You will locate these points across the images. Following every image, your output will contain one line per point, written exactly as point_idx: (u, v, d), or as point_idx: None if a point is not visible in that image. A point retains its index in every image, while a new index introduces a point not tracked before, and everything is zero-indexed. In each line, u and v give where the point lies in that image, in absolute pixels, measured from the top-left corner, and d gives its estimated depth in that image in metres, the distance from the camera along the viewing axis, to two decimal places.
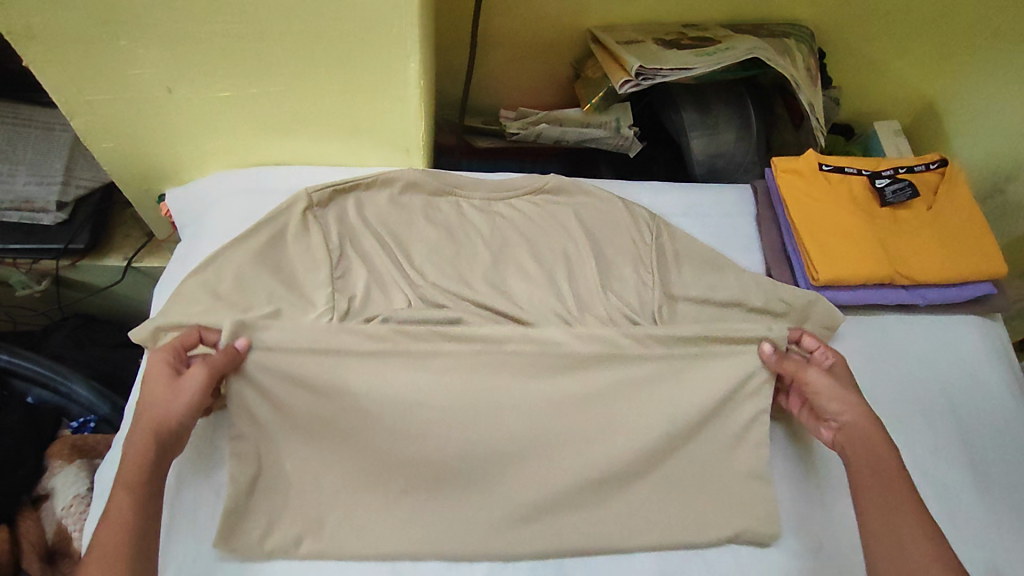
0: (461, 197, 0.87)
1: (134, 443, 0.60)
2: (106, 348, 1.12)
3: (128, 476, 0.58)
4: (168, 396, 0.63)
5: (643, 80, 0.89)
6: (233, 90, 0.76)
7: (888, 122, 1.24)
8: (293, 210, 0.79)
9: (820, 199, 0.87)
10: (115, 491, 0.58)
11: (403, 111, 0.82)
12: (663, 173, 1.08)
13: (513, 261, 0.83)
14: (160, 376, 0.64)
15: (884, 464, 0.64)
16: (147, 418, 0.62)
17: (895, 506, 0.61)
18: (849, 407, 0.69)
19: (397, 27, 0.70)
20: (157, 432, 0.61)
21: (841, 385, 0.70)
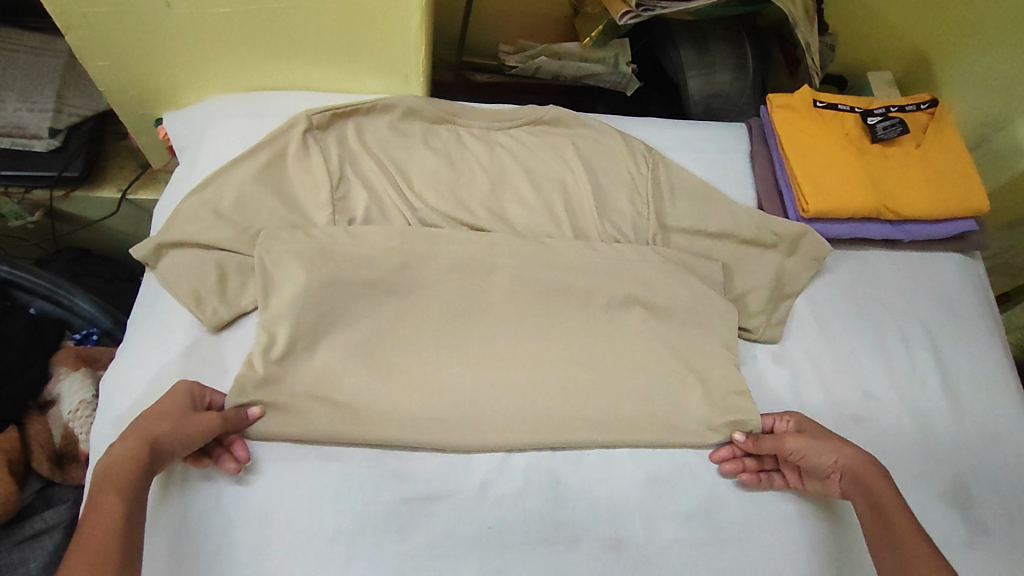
0: (459, 125, 0.87)
1: (123, 448, 0.55)
2: (105, 281, 1.12)
3: (119, 480, 0.53)
4: (181, 421, 0.59)
5: (643, 12, 0.89)
6: (233, 6, 0.76)
7: (881, 73, 1.29)
8: (293, 131, 0.79)
9: (814, 135, 0.88)
10: (102, 491, 0.52)
11: (405, 33, 0.82)
12: (659, 111, 1.09)
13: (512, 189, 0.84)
14: (174, 400, 0.61)
15: (891, 508, 0.62)
16: (144, 429, 0.57)
17: (903, 540, 0.59)
18: (839, 456, 0.67)
19: None
20: (152, 446, 0.56)
21: (823, 439, 0.68)
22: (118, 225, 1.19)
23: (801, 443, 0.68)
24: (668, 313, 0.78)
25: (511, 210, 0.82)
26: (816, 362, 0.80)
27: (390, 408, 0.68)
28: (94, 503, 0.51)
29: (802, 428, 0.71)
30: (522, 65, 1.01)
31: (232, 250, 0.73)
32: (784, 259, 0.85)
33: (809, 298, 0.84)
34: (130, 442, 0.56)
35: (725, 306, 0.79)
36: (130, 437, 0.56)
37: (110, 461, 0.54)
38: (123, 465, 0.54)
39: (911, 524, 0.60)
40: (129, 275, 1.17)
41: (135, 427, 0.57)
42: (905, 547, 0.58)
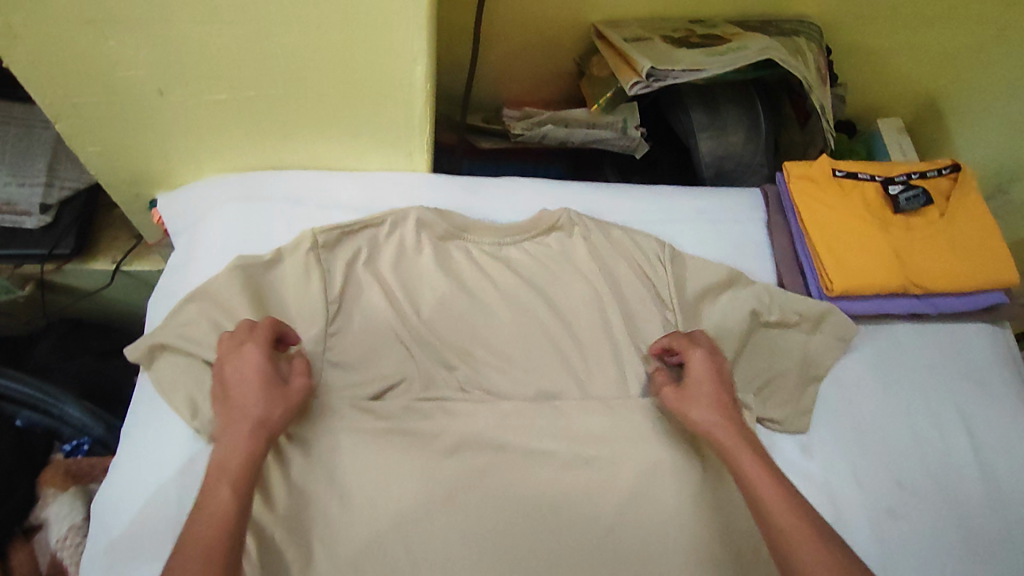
0: (469, 241, 0.82)
1: (235, 439, 0.57)
2: (96, 356, 1.09)
3: (232, 474, 0.55)
4: (268, 399, 0.60)
5: (655, 81, 0.85)
6: (230, 93, 0.72)
7: (890, 120, 1.28)
8: (298, 250, 0.75)
9: (834, 207, 0.84)
10: (217, 487, 0.54)
11: (409, 116, 0.78)
12: (668, 177, 1.05)
13: (519, 273, 0.81)
14: (247, 371, 0.61)
15: (756, 484, 0.58)
16: (251, 415, 0.58)
17: (773, 516, 0.55)
18: (700, 418, 0.65)
19: (403, 31, 0.65)
20: (254, 430, 0.58)
21: (689, 397, 0.67)
22: (112, 295, 1.16)
23: (669, 398, 0.68)
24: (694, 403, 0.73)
25: (520, 296, 0.79)
26: (846, 452, 0.76)
27: (399, 529, 0.63)
28: (209, 498, 0.53)
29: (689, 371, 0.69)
30: (528, 132, 0.98)
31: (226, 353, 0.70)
32: (804, 340, 0.81)
33: (832, 380, 0.81)
34: (241, 433, 0.57)
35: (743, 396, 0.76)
36: (234, 428, 0.58)
37: (224, 453, 0.56)
38: (234, 458, 0.56)
39: (778, 497, 0.57)
40: (122, 347, 1.14)
41: (234, 418, 0.58)
42: (773, 524, 0.55)
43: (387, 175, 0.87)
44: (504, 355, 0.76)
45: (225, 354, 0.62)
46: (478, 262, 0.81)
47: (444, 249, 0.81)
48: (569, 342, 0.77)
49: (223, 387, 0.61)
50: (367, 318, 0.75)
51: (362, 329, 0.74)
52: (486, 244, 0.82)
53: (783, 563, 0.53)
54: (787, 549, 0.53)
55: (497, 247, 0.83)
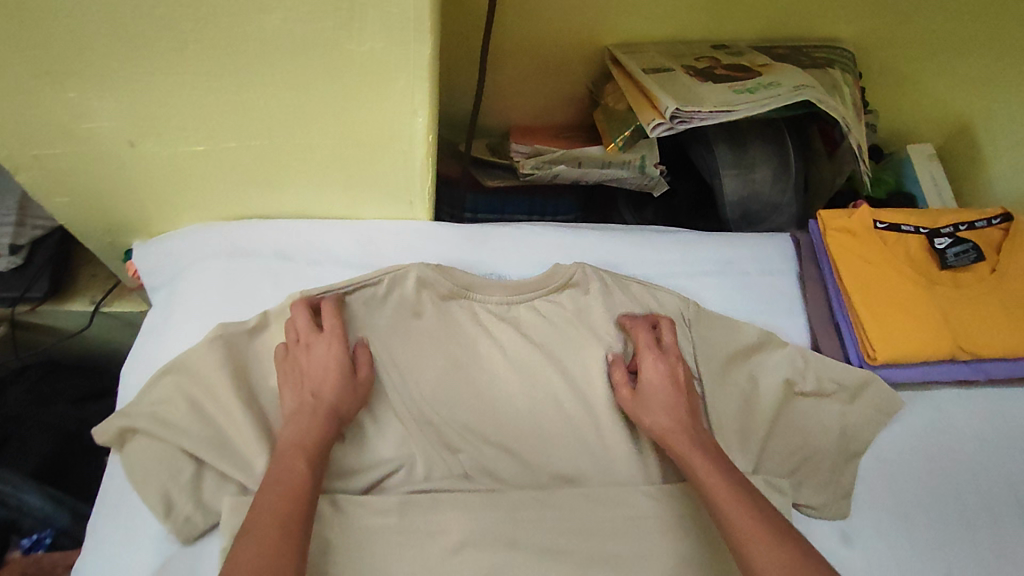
0: (474, 300, 0.75)
1: (308, 425, 0.60)
2: (70, 404, 1.01)
3: (307, 453, 0.58)
4: (340, 390, 0.64)
5: (679, 124, 0.77)
6: (208, 143, 0.65)
7: (919, 146, 1.20)
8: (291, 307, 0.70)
9: (874, 263, 0.77)
10: (295, 460, 0.57)
11: (408, 165, 0.70)
12: (685, 215, 0.98)
13: (530, 336, 0.74)
14: (321, 360, 0.65)
15: (710, 485, 0.58)
16: (325, 402, 0.62)
17: (727, 505, 0.56)
18: (660, 417, 0.66)
19: (402, 80, 0.58)
20: (326, 416, 0.62)
21: (649, 398, 0.68)
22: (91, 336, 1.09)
23: (630, 401, 0.69)
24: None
25: (530, 364, 0.72)
26: (889, 541, 0.69)
27: None
28: (288, 470, 0.56)
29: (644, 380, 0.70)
30: (539, 171, 0.90)
31: (209, 440, 0.63)
32: (840, 412, 0.74)
33: (874, 455, 0.74)
34: (317, 420, 0.61)
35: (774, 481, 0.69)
36: (308, 414, 0.61)
37: (298, 435, 0.59)
38: (308, 441, 0.59)
39: (729, 498, 0.56)
40: (98, 390, 1.06)
41: (308, 405, 0.62)
42: (727, 524, 0.54)
43: (385, 225, 0.79)
44: (513, 433, 0.69)
45: (301, 343, 0.66)
46: (486, 324, 0.74)
47: (449, 309, 0.74)
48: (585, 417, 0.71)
49: (295, 377, 0.64)
50: (361, 393, 0.68)
51: (357, 405, 0.67)
52: (495, 305, 0.75)
53: (738, 560, 0.52)
54: (738, 540, 0.53)
55: (506, 306, 0.75)
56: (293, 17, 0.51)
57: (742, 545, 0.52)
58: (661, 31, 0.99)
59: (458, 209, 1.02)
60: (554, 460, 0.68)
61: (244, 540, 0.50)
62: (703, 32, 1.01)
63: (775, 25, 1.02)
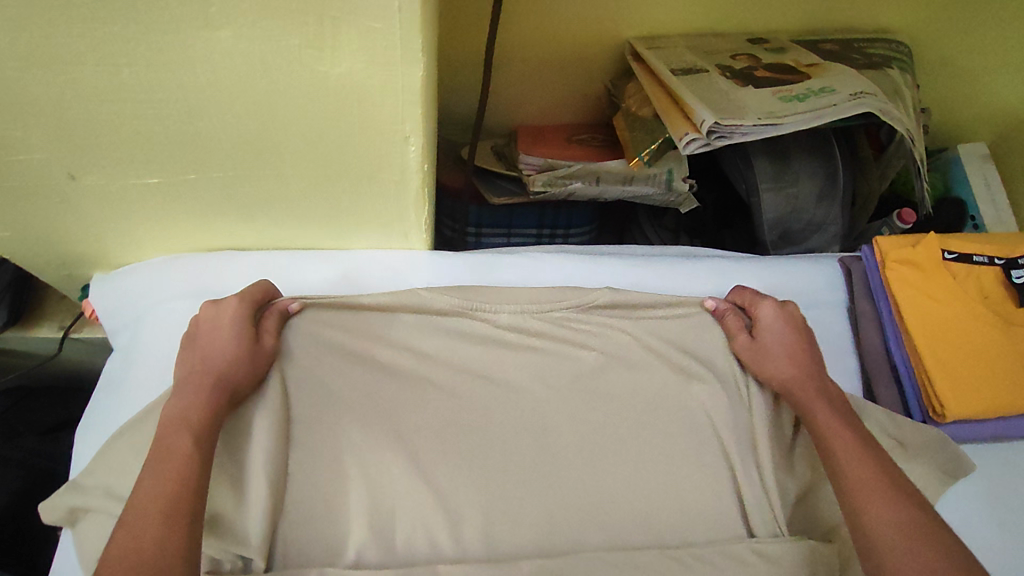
0: (479, 318, 0.65)
1: (194, 395, 0.51)
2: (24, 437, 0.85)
3: (191, 424, 0.49)
4: (228, 350, 0.55)
5: (717, 139, 0.67)
6: (164, 175, 0.55)
7: (972, 145, 1.07)
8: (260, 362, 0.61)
9: (944, 302, 0.66)
10: (175, 435, 0.48)
11: (401, 197, 0.59)
12: (712, 225, 0.91)
13: (546, 367, 0.63)
14: (220, 323, 0.57)
15: (830, 440, 0.54)
16: (209, 372, 0.53)
17: (852, 463, 0.52)
18: (783, 367, 0.61)
19: (389, 105, 0.47)
20: (214, 380, 0.53)
21: (772, 346, 0.63)
22: (61, 362, 0.97)
23: (748, 350, 0.64)
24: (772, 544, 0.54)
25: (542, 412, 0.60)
26: None
27: None
28: (170, 445, 0.47)
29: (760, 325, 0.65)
30: (551, 187, 0.80)
31: None
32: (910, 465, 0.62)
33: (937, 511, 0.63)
34: (201, 389, 0.52)
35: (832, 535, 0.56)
36: (191, 380, 0.53)
37: (182, 406, 0.51)
38: (189, 411, 0.50)
39: (854, 453, 0.52)
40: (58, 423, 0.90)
41: (196, 371, 0.53)
42: (849, 474, 0.51)
43: (378, 257, 0.69)
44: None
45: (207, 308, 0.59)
46: (492, 352, 0.63)
47: (451, 332, 0.64)
48: (618, 476, 0.58)
49: (189, 346, 0.56)
50: None
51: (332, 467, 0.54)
52: (500, 321, 0.65)
53: (850, 514, 0.49)
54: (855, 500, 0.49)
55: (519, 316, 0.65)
56: (247, 34, 0.41)
57: (858, 504, 0.49)
58: (688, 24, 0.88)
59: (461, 221, 0.91)
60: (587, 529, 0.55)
61: (125, 520, 0.42)
62: (736, 25, 0.89)
63: (817, 15, 0.90)
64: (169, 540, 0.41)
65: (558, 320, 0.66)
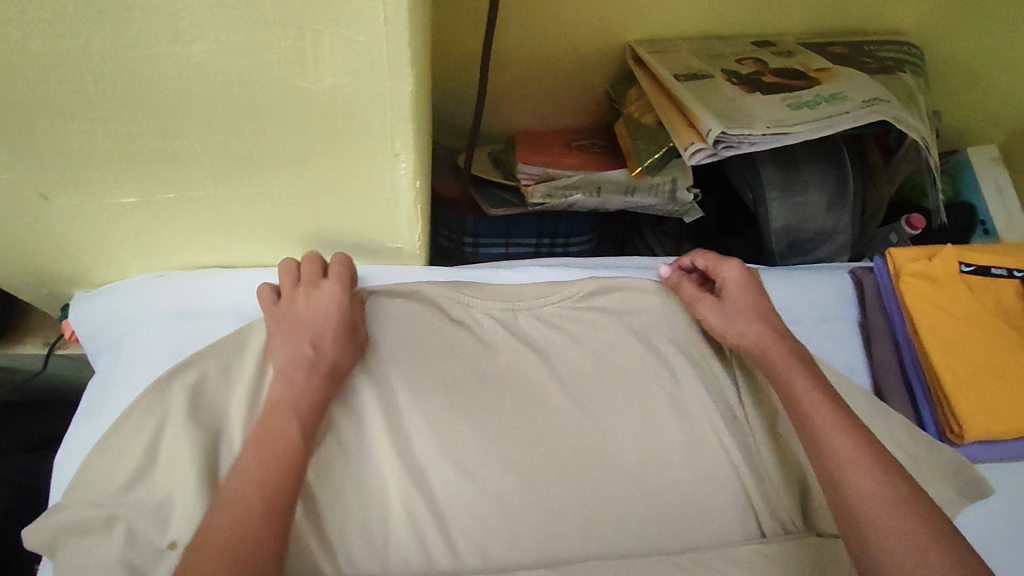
0: (474, 307, 0.66)
1: (300, 380, 0.52)
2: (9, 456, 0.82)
3: (299, 410, 0.50)
4: (341, 346, 0.56)
5: (724, 150, 0.64)
6: (142, 195, 0.52)
7: (980, 147, 1.04)
8: (236, 381, 0.57)
9: (963, 316, 0.63)
10: (281, 421, 0.48)
11: (392, 214, 0.56)
12: (717, 231, 0.87)
13: (546, 366, 0.63)
14: (321, 304, 0.57)
15: (799, 397, 0.52)
16: (314, 355, 0.53)
17: (830, 432, 0.48)
18: (749, 327, 0.60)
19: (377, 122, 0.45)
20: (327, 380, 0.53)
21: (736, 308, 0.62)
22: (50, 377, 0.93)
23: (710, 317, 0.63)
24: (778, 560, 0.52)
25: (543, 430, 0.59)
26: None
27: None
28: (282, 440, 0.47)
29: (726, 285, 0.64)
30: (551, 199, 0.77)
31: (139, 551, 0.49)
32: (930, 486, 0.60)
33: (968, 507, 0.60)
34: (308, 373, 0.52)
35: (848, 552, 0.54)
36: (305, 367, 0.53)
37: (289, 389, 0.51)
38: (300, 397, 0.51)
39: (829, 421, 0.49)
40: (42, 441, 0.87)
41: (302, 353, 0.53)
42: (826, 444, 0.48)
43: (370, 274, 0.66)
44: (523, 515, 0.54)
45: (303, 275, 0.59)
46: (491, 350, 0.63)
47: (443, 325, 0.64)
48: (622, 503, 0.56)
49: (287, 324, 0.56)
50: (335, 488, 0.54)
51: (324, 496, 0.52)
52: (494, 312, 0.66)
53: (827, 480, 0.47)
54: (836, 472, 0.46)
55: (510, 313, 0.66)
56: (222, 49, 0.38)
57: (841, 477, 0.46)
58: (691, 27, 0.85)
59: (458, 230, 0.87)
60: (592, 541, 0.54)
61: (222, 504, 0.42)
62: (740, 27, 0.86)
63: (821, 17, 0.87)
64: (272, 525, 0.41)
65: (550, 316, 0.67)
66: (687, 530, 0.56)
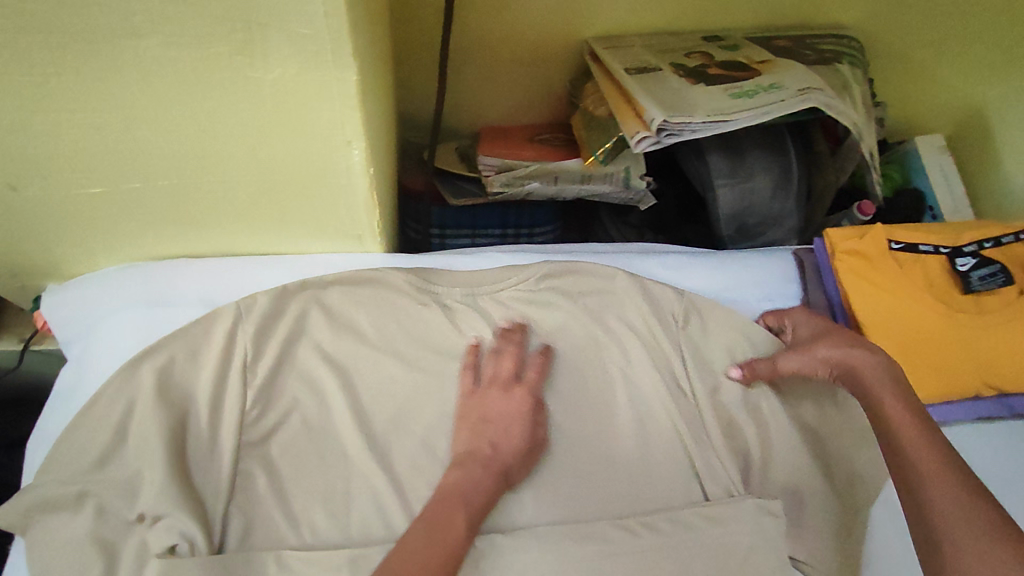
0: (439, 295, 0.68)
1: (469, 472, 0.54)
2: None
3: (458, 497, 0.52)
4: (520, 456, 0.57)
5: (667, 137, 0.67)
6: (107, 185, 0.54)
7: (928, 136, 1.09)
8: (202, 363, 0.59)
9: (892, 291, 0.68)
10: (454, 512, 0.51)
11: (351, 201, 0.59)
12: (675, 218, 0.91)
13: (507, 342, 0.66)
14: (512, 408, 0.59)
15: (886, 418, 0.55)
16: (488, 457, 0.55)
17: (913, 449, 0.51)
18: (835, 349, 0.62)
19: (327, 111, 0.47)
20: (499, 478, 0.55)
21: (822, 336, 0.64)
22: (30, 376, 0.94)
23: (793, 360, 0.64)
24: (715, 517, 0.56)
25: None
26: None
27: None
28: (448, 523, 0.50)
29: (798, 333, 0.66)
30: (510, 188, 0.81)
31: (110, 524, 0.51)
32: (856, 447, 0.65)
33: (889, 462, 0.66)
34: (475, 467, 0.54)
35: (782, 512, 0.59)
36: (482, 464, 0.55)
37: (465, 479, 0.53)
38: (476, 490, 0.53)
39: (915, 437, 0.52)
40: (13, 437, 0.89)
41: (488, 454, 0.56)
42: (906, 460, 0.51)
43: (333, 261, 0.69)
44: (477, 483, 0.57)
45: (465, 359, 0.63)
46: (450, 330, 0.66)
47: (406, 307, 0.66)
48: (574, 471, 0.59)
49: (483, 420, 0.58)
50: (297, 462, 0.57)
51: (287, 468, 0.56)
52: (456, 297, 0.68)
53: (908, 495, 0.49)
54: (911, 481, 0.49)
55: (472, 296, 0.68)
56: (175, 41, 0.41)
57: (918, 490, 0.48)
58: (644, 22, 0.88)
59: (424, 222, 0.90)
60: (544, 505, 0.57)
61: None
62: (690, 23, 0.90)
63: (766, 12, 0.91)
64: None
65: (510, 300, 0.69)
66: (637, 496, 0.59)
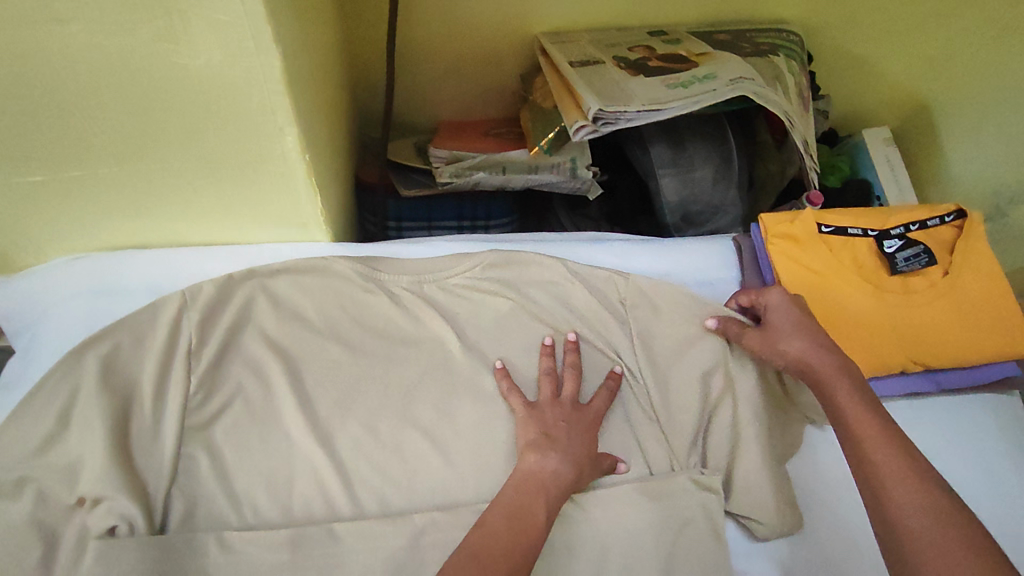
0: (383, 283, 0.68)
1: (553, 465, 0.55)
2: None
3: (541, 491, 0.53)
4: (594, 465, 0.58)
5: (604, 126, 0.70)
6: (46, 173, 0.55)
7: (875, 128, 1.12)
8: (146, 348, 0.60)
9: (822, 271, 0.70)
10: (535, 504, 0.52)
11: (291, 188, 0.61)
12: (629, 206, 0.92)
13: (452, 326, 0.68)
14: (589, 415, 0.61)
15: (846, 415, 0.54)
16: (576, 461, 0.56)
17: (873, 454, 0.51)
18: (797, 342, 0.60)
19: (256, 98, 0.49)
20: (575, 483, 0.56)
21: (785, 325, 0.62)
22: None
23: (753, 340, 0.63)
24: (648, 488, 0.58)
25: (444, 387, 0.64)
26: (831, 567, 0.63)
27: None
28: (529, 512, 0.51)
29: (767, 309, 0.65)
30: (458, 178, 0.83)
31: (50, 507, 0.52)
32: (789, 422, 0.68)
33: (820, 431, 0.70)
34: (569, 467, 0.55)
35: (712, 484, 0.61)
36: (565, 461, 0.56)
37: (549, 474, 0.54)
38: (556, 486, 0.54)
39: (879, 438, 0.51)
40: None
41: (568, 453, 0.57)
42: (872, 464, 0.50)
43: (281, 249, 0.70)
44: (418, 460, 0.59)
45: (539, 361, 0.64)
46: (394, 315, 0.67)
47: (351, 295, 0.67)
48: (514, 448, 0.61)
49: (569, 421, 0.59)
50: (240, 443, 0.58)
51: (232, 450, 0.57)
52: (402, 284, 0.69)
53: (872, 499, 0.49)
54: (877, 489, 0.49)
55: (416, 283, 0.69)
56: (98, 28, 0.42)
57: (882, 496, 0.48)
58: (591, 17, 0.90)
59: (380, 214, 0.91)
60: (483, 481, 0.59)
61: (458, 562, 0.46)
62: (636, 18, 0.92)
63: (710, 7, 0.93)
64: None
65: (455, 287, 0.70)
66: None
